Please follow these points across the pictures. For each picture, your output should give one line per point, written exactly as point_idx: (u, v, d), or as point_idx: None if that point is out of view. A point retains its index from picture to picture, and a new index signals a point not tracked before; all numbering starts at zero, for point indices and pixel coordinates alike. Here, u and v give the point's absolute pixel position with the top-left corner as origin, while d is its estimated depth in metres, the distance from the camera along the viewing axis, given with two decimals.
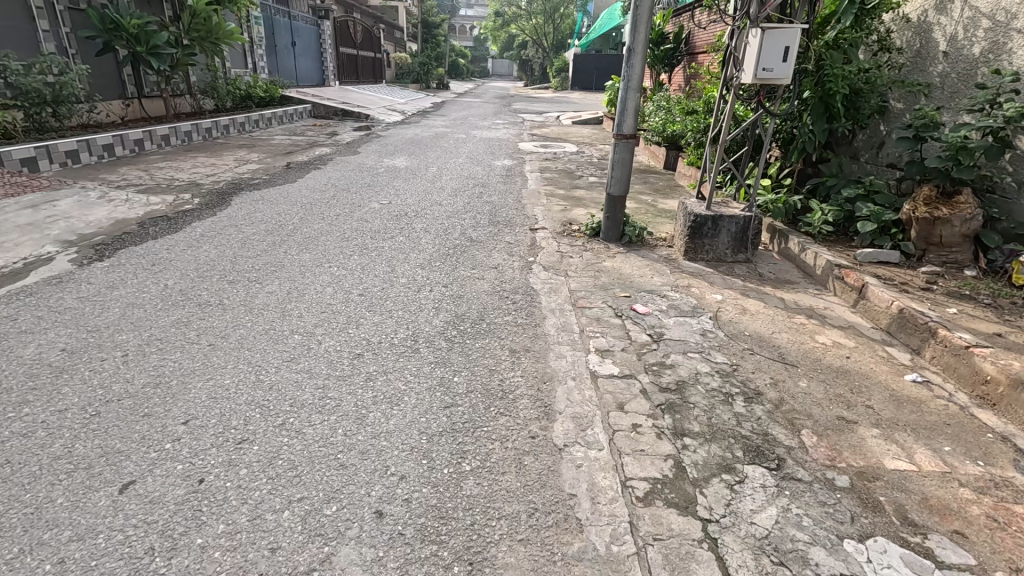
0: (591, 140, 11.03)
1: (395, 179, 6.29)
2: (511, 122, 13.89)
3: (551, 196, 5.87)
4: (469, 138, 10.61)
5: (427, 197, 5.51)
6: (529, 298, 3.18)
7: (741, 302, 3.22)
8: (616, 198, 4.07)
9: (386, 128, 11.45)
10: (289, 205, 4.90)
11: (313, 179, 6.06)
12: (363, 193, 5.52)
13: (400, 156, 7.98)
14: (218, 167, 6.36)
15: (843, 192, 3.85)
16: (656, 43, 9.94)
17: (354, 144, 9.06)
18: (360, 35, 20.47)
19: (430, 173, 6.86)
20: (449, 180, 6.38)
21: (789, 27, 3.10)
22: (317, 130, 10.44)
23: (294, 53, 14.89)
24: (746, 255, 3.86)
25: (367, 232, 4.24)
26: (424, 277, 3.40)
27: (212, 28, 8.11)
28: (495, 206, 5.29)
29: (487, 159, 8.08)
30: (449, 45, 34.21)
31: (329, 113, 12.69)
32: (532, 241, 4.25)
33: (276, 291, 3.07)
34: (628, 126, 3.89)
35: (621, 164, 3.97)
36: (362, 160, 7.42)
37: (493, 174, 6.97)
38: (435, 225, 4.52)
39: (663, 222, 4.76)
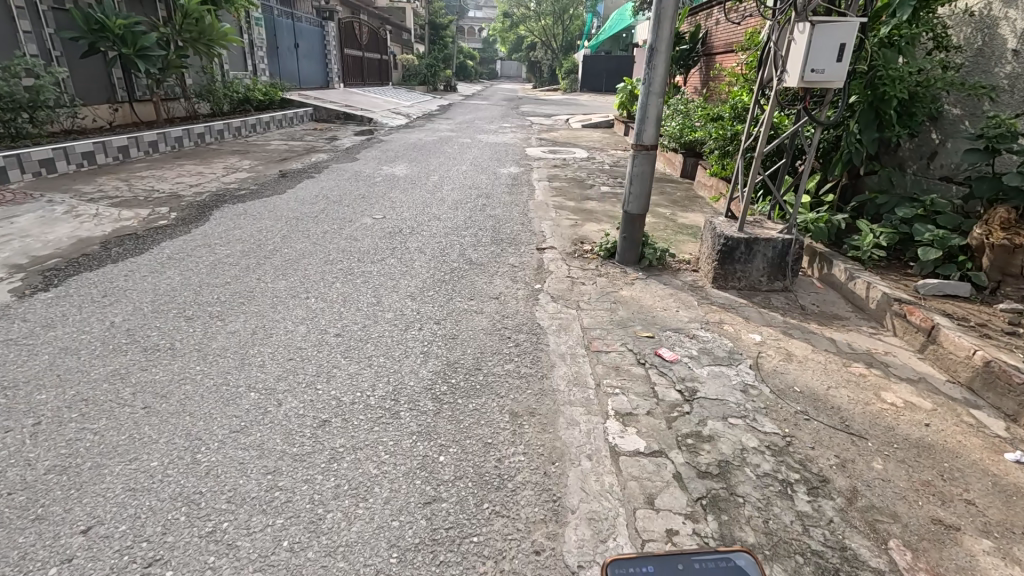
0: (602, 144, 10.54)
1: (392, 189, 5.86)
2: (519, 126, 13.45)
3: (560, 209, 5.40)
4: (474, 143, 10.17)
5: (425, 209, 5.06)
6: (535, 339, 2.71)
7: (784, 344, 2.74)
8: (634, 218, 3.60)
9: (389, 133, 11.04)
10: (273, 220, 4.49)
11: (304, 189, 5.65)
12: (356, 205, 5.09)
13: (401, 162, 7.56)
14: (205, 176, 5.97)
15: (897, 211, 3.34)
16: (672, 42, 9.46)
17: (353, 149, 8.65)
18: (366, 36, 20.11)
19: (431, 182, 6.42)
20: (451, 191, 5.95)
21: (846, 21, 2.62)
22: (316, 134, 10.06)
23: (298, 54, 14.55)
24: (784, 284, 3.37)
25: (355, 253, 3.81)
26: (413, 311, 2.95)
27: (205, 29, 7.71)
28: (499, 221, 4.83)
29: (492, 166, 7.62)
30: (457, 46, 33.83)
31: (330, 117, 12.32)
32: (538, 264, 3.78)
33: (240, 331, 2.64)
34: (649, 138, 3.41)
35: (640, 179, 3.50)
36: (360, 168, 7.00)
37: (497, 183, 6.51)
38: (431, 244, 4.07)
39: (685, 241, 4.28)
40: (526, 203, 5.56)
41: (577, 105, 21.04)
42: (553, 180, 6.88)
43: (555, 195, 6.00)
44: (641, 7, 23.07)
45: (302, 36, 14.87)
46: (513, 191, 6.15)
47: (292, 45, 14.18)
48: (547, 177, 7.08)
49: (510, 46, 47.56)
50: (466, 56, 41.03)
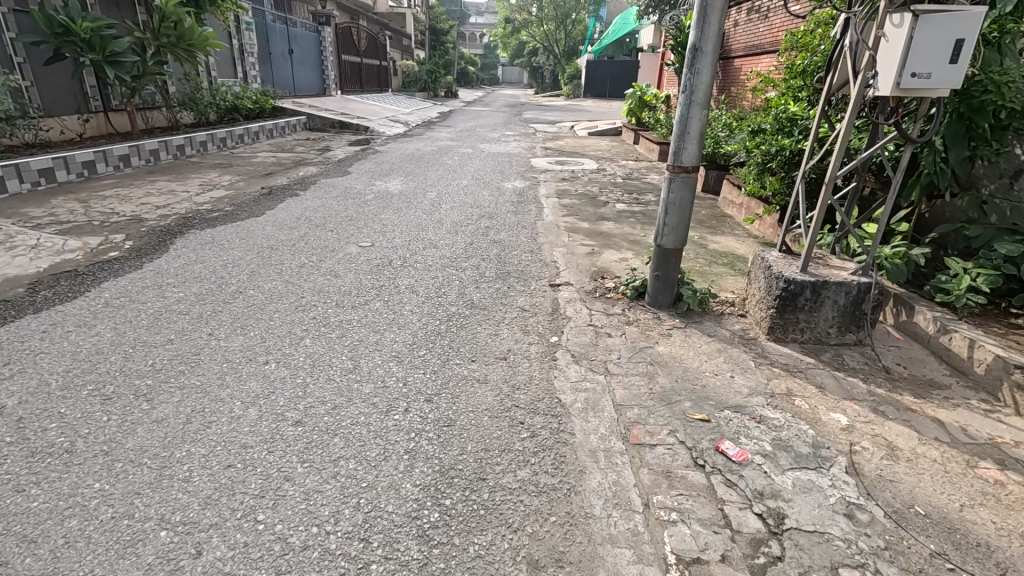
0: (611, 154, 9.94)
1: (385, 209, 5.26)
2: (522, 134, 12.87)
3: (573, 232, 4.78)
4: (476, 153, 9.58)
5: (419, 235, 4.44)
6: (556, 426, 2.08)
7: (880, 431, 2.10)
8: (669, 253, 2.99)
9: (385, 143, 10.46)
10: (243, 250, 3.88)
11: (286, 210, 5.06)
12: (342, 230, 4.49)
13: (396, 177, 6.96)
14: (176, 194, 5.38)
15: (998, 247, 2.70)
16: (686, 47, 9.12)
17: (345, 161, 8.06)
18: (364, 41, 19.58)
19: (428, 198, 5.82)
20: (451, 210, 5.34)
21: (967, 11, 2.01)
22: (308, 145, 9.49)
23: (292, 61, 14.03)
24: (858, 337, 2.73)
25: (335, 295, 3.20)
26: (399, 381, 2.33)
27: (183, 32, 7.12)
28: (504, 249, 4.22)
29: (495, 180, 7.01)
30: (459, 52, 33.35)
31: (325, 125, 11.75)
32: (553, 308, 3.17)
33: (168, 417, 2.01)
34: (689, 159, 2.79)
35: (678, 208, 2.89)
36: (351, 183, 6.40)
37: (502, 201, 5.91)
38: (425, 282, 3.46)
39: (724, 275, 3.65)
40: (534, 225, 4.94)
41: (582, 111, 20.48)
42: (562, 196, 6.27)
43: (566, 214, 5.40)
44: (646, 11, 22.55)
45: (296, 42, 14.33)
46: (519, 210, 5.54)
47: (285, 50, 13.63)
48: (555, 192, 6.48)
49: (512, 52, 47.11)
50: (467, 62, 40.57)
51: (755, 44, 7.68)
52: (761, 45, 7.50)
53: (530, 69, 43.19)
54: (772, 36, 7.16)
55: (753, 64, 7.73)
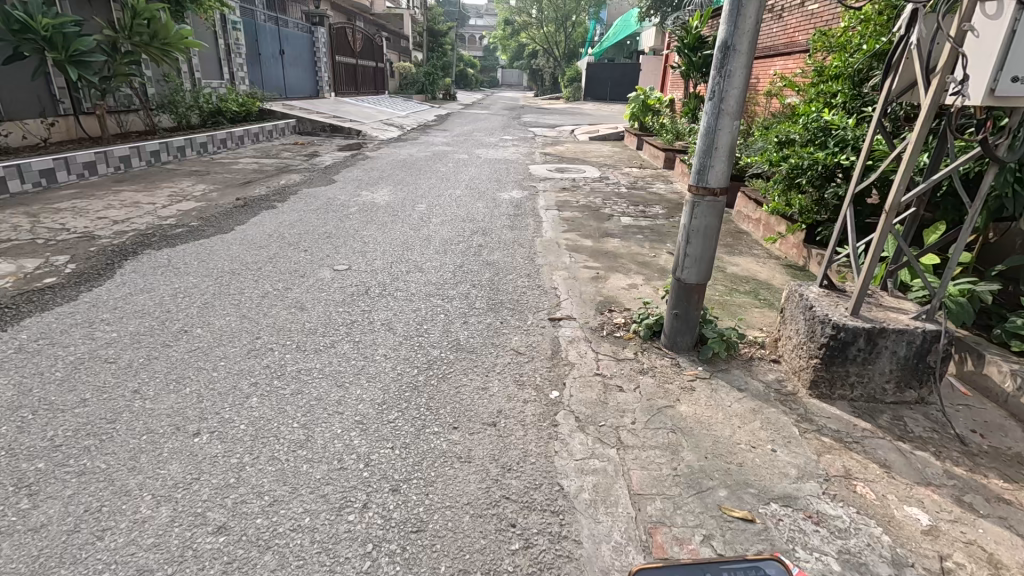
0: (613, 160, 9.49)
1: (369, 223, 4.81)
2: (521, 138, 12.43)
3: (575, 251, 4.32)
4: (472, 159, 9.13)
5: (404, 256, 3.98)
6: (556, 531, 1.62)
7: (974, 537, 1.64)
8: (691, 288, 2.54)
9: (377, 147, 10.01)
10: (201, 275, 3.43)
11: (259, 224, 4.60)
12: (317, 249, 4.03)
13: (384, 186, 6.50)
14: (140, 207, 4.92)
15: None
16: (693, 48, 8.63)
17: (333, 168, 7.61)
18: (360, 42, 19.12)
19: (418, 211, 5.37)
20: (440, 225, 4.88)
21: None
22: (295, 150, 9.03)
23: (284, 62, 13.57)
24: (921, 395, 2.27)
25: (298, 333, 2.74)
26: (359, 459, 1.87)
27: (156, 30, 6.67)
28: (498, 273, 3.76)
29: (490, 190, 6.55)
30: (457, 54, 32.91)
31: (315, 129, 11.30)
32: (553, 350, 2.70)
33: (50, 523, 1.55)
34: (717, 179, 2.33)
35: (702, 236, 2.43)
36: (335, 193, 5.95)
37: (497, 214, 5.45)
38: (404, 317, 2.99)
39: (749, 309, 3.18)
40: (532, 243, 4.48)
41: (583, 114, 20.08)
42: (563, 209, 5.81)
43: (567, 230, 4.94)
44: (647, 12, 22.21)
45: (288, 42, 13.88)
46: (516, 224, 5.09)
47: (276, 51, 13.18)
48: (555, 204, 6.03)
49: (511, 55, 46.73)
50: (466, 64, 40.16)
51: (768, 46, 7.28)
52: (774, 48, 7.11)
53: (529, 72, 42.82)
54: (786, 38, 6.76)
55: (766, 67, 7.33)
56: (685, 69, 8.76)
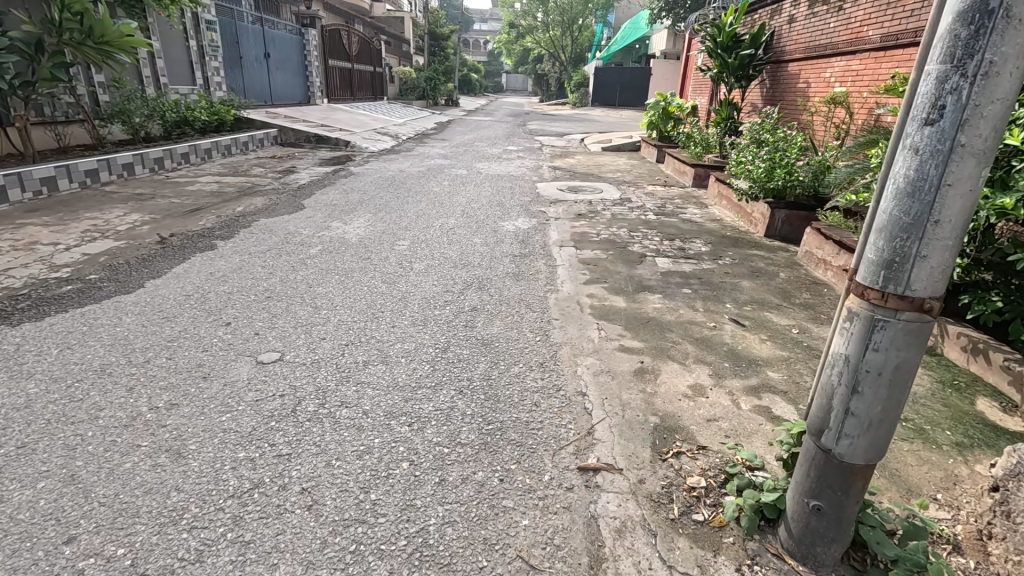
0: (631, 176, 8.33)
1: (329, 273, 3.67)
2: (528, 149, 11.31)
3: (605, 317, 3.17)
4: (472, 175, 8.01)
5: (365, 333, 2.82)
6: None
7: None
8: (852, 470, 1.36)
9: (365, 161, 8.90)
10: (53, 375, 2.31)
11: (181, 276, 3.47)
12: (244, 321, 2.89)
13: (363, 213, 5.38)
14: (36, 249, 3.81)
15: None
16: (727, 48, 7.48)
17: (306, 189, 6.49)
18: (356, 46, 18.10)
19: (397, 251, 4.22)
20: (423, 275, 3.74)
21: None
22: (269, 166, 7.93)
23: (269, 65, 12.53)
24: None
25: (145, 521, 1.59)
26: None
27: (91, 27, 5.60)
28: (495, 364, 2.59)
29: (490, 218, 5.39)
30: (460, 59, 31.89)
31: (299, 140, 10.21)
32: (591, 560, 1.54)
33: None
34: (927, 283, 1.17)
35: (884, 384, 1.27)
36: (298, 225, 4.81)
37: (497, 254, 4.30)
38: (341, 473, 1.84)
39: (894, 448, 2.01)
40: (544, 305, 3.32)
41: (592, 121, 18.94)
42: (580, 245, 4.64)
43: (589, 281, 3.77)
44: (658, 14, 21.20)
45: (274, 45, 12.81)
46: (521, 272, 3.93)
47: (261, 54, 12.11)
48: (569, 238, 4.86)
49: (516, 60, 45.72)
50: (469, 69, 39.10)
51: (822, 44, 6.16)
52: (831, 46, 5.98)
53: (534, 76, 41.76)
54: (850, 33, 5.62)
55: (820, 70, 6.20)
56: (717, 71, 7.60)
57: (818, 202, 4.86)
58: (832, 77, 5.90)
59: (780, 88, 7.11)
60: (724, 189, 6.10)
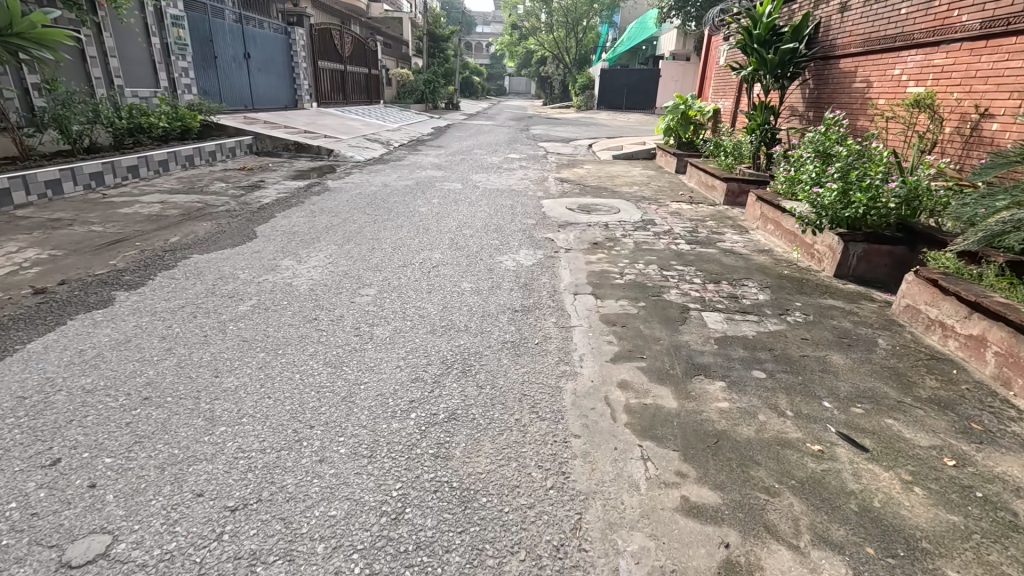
0: (650, 190, 7.27)
1: (251, 348, 2.61)
2: (531, 157, 10.27)
3: (651, 434, 2.08)
4: (467, 190, 6.97)
5: (270, 480, 1.76)
6: None
7: None
8: None
9: (348, 173, 7.88)
10: None
11: (33, 357, 2.42)
12: (82, 454, 1.83)
13: (326, 244, 4.33)
14: None
15: None
16: (765, 43, 6.42)
17: (267, 210, 5.45)
18: (349, 46, 17.15)
19: (358, 306, 3.17)
20: (385, 350, 2.67)
21: None
22: (234, 180, 6.91)
23: (250, 66, 11.53)
24: None
25: None
26: None
27: None
28: (476, 556, 1.52)
29: (484, 251, 4.34)
30: (460, 61, 30.95)
31: (276, 149, 9.18)
32: None
33: None
34: None
35: None
36: (236, 264, 3.76)
37: (490, 309, 3.23)
38: None
39: None
40: (555, 409, 2.24)
41: (599, 126, 17.91)
42: (600, 292, 3.58)
43: (617, 358, 2.69)
44: (667, 13, 20.26)
45: (256, 44, 11.82)
46: (522, 340, 2.86)
47: (240, 54, 11.12)
48: (584, 280, 3.80)
49: (518, 63, 44.76)
50: (471, 72, 38.15)
51: (889, 35, 5.09)
52: (903, 37, 4.90)
53: (537, 78, 40.71)
54: (931, 21, 4.56)
55: (886, 66, 5.12)
56: (752, 69, 6.53)
57: (906, 232, 3.81)
58: (905, 75, 4.82)
59: (832, 88, 6.03)
60: (770, 210, 5.06)
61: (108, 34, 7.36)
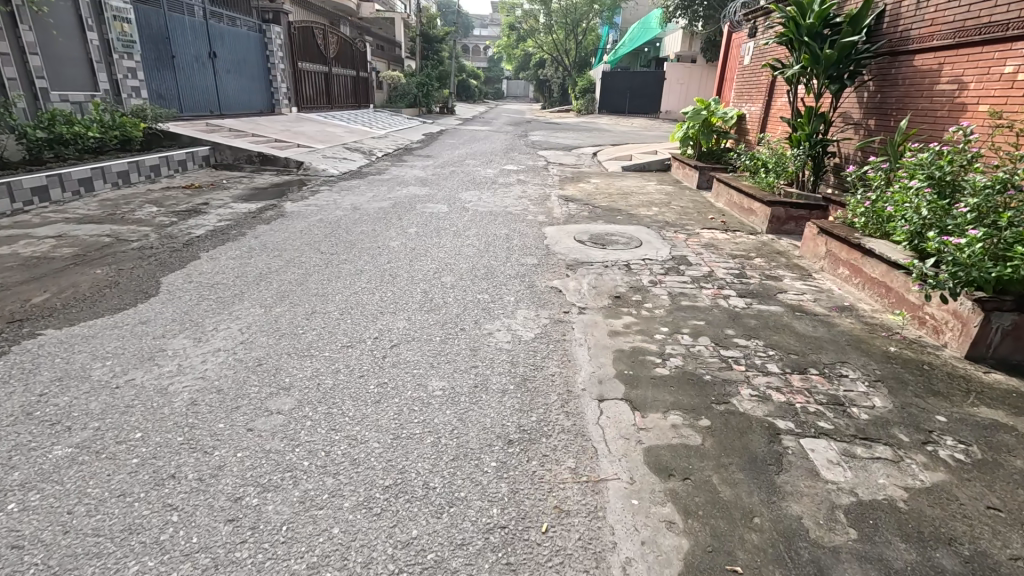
0: (672, 213, 6.09)
1: (14, 571, 1.40)
2: (530, 169, 9.10)
3: None
4: (453, 214, 5.79)
5: None
6: None
7: None
8: None
9: (314, 191, 6.69)
10: None
11: None
12: None
13: (249, 306, 3.14)
14: None
15: None
16: (817, 35, 5.25)
17: (192, 247, 4.25)
18: (335, 47, 16.00)
19: (256, 441, 1.97)
20: (268, 566, 1.47)
21: None
22: (171, 202, 5.72)
23: (216, 67, 10.35)
24: None
25: None
26: None
27: None
28: None
29: (466, 316, 3.15)
30: (456, 63, 29.86)
31: (238, 161, 8.00)
32: None
33: None
34: None
35: None
36: (99, 349, 2.56)
37: (468, 441, 2.04)
38: None
39: None
40: None
41: (602, 132, 16.84)
42: (636, 395, 2.38)
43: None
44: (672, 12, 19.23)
45: (224, 43, 10.63)
46: (517, 524, 1.66)
47: (204, 54, 9.93)
48: (611, 370, 2.60)
49: (516, 65, 43.65)
50: (466, 74, 36.94)
51: (996, 22, 3.95)
52: (1018, 24, 3.77)
53: (535, 81, 39.48)
54: None
55: (992, 62, 3.98)
56: (801, 67, 5.36)
57: None
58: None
59: (903, 89, 4.87)
60: (841, 246, 3.93)
61: (26, 27, 6.18)
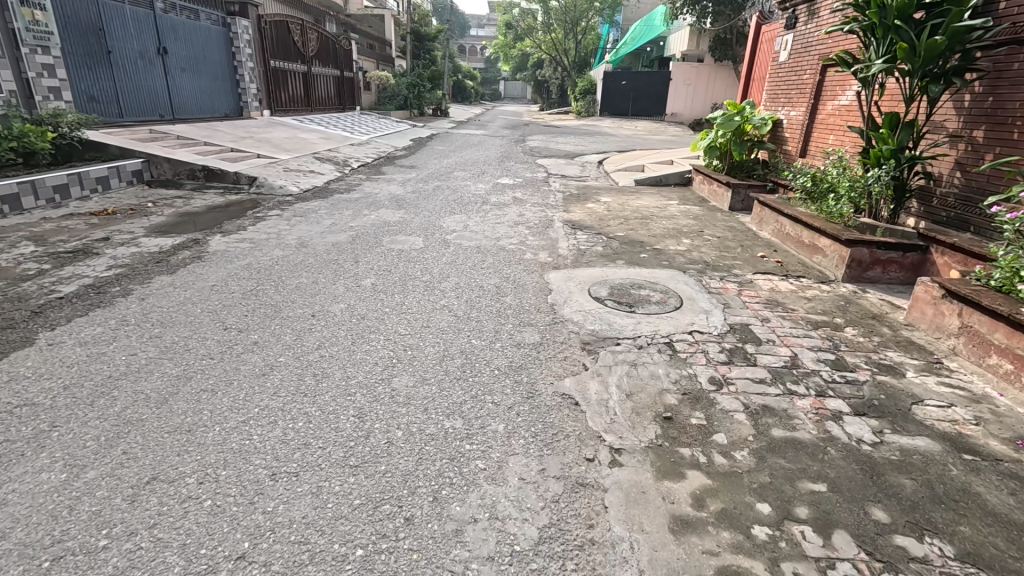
0: (710, 248, 4.78)
1: None
2: (529, 184, 7.77)
3: None
4: (428, 250, 4.46)
5: None
6: None
7: None
8: None
9: (259, 217, 5.37)
10: None
11: None
12: None
13: (39, 469, 1.79)
14: None
15: None
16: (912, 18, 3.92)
17: (34, 320, 2.90)
18: (314, 44, 14.65)
19: None
20: None
21: None
22: (61, 237, 4.39)
23: (167, 65, 8.99)
24: None
25: None
26: None
27: None
28: None
29: (418, 481, 1.84)
30: (450, 63, 28.49)
31: (177, 177, 6.67)
32: None
33: None
34: None
35: None
36: None
37: None
38: None
39: None
40: None
41: (603, 136, 15.51)
42: None
43: None
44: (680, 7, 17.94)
45: (178, 37, 9.26)
46: None
47: (151, 49, 8.57)
48: None
49: (512, 65, 42.36)
50: (462, 74, 35.58)
51: None
52: None
53: (533, 81, 38.14)
54: None
55: None
56: (886, 62, 4.05)
57: None
58: None
59: None
60: (995, 324, 2.64)
61: None
